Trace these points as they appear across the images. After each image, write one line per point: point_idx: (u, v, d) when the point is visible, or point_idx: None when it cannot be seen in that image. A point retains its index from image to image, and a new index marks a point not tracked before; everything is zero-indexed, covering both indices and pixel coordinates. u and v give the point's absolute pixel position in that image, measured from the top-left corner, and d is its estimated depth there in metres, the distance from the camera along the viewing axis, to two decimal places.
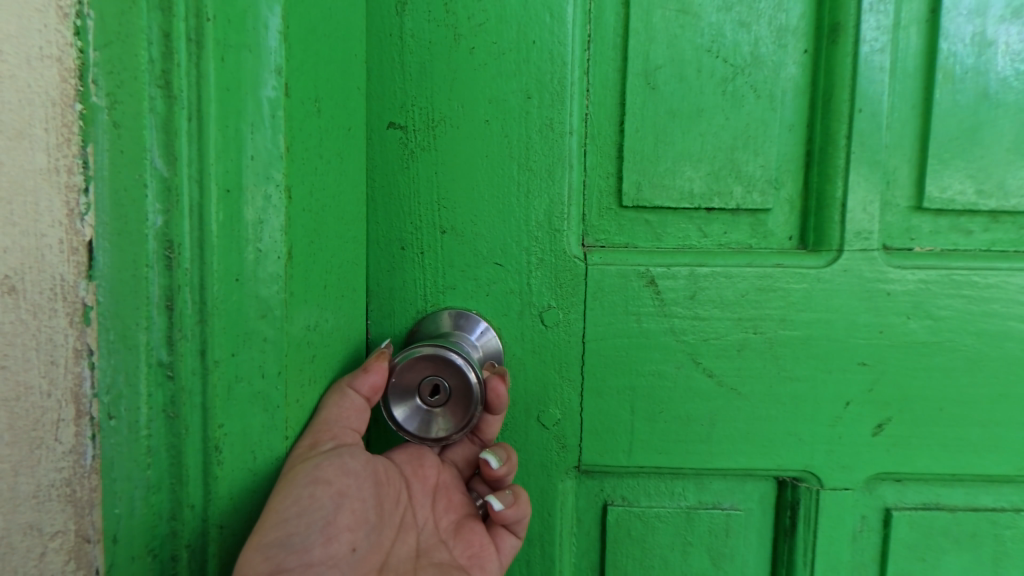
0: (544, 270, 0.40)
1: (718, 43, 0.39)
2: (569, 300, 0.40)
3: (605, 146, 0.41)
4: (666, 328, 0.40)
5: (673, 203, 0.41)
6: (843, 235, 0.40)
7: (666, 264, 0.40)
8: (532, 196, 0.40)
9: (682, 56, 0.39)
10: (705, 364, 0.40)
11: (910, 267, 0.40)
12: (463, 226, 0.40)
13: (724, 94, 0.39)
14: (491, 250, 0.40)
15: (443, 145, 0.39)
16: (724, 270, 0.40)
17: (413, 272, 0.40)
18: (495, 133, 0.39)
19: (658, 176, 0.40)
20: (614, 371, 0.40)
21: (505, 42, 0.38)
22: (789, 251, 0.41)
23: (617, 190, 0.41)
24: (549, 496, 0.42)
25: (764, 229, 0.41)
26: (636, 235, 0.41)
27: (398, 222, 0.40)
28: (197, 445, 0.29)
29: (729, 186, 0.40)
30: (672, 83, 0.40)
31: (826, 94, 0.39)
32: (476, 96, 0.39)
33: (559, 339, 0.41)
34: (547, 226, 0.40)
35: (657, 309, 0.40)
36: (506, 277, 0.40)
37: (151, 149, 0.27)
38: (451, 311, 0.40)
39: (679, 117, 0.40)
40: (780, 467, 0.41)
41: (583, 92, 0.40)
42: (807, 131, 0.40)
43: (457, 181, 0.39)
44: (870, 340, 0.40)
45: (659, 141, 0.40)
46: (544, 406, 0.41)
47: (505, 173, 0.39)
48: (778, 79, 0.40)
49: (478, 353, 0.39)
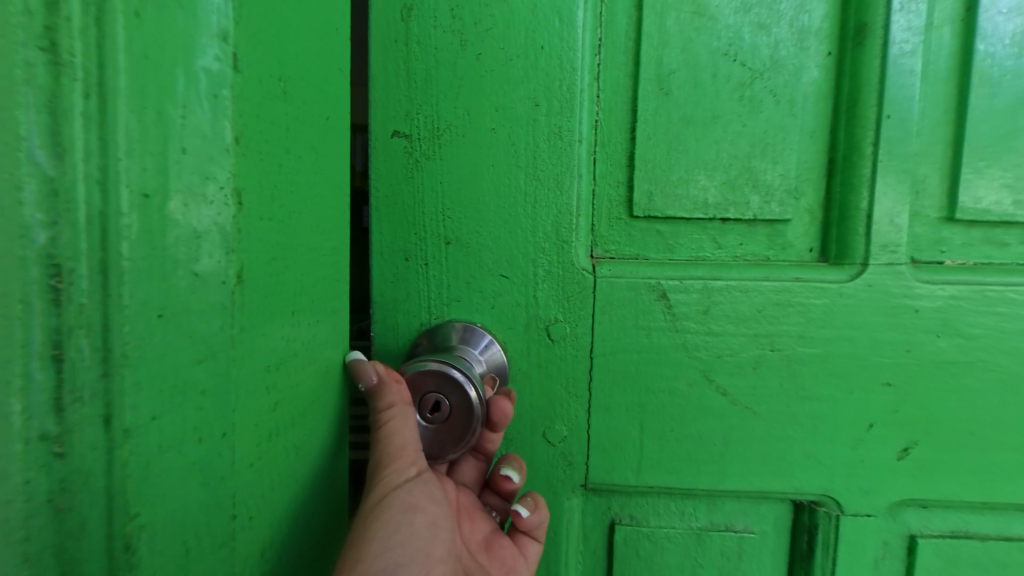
0: (551, 283, 0.39)
1: (736, 46, 0.37)
2: (577, 313, 0.39)
3: (615, 154, 0.39)
4: (678, 343, 0.39)
5: (686, 213, 0.39)
6: (868, 248, 0.38)
7: (678, 276, 0.39)
8: (539, 208, 0.38)
9: (697, 59, 0.38)
10: (718, 382, 0.39)
11: (939, 282, 0.38)
12: (468, 237, 0.39)
13: (741, 99, 0.38)
14: (497, 262, 0.39)
15: (448, 154, 0.38)
16: (739, 283, 0.38)
17: (418, 284, 0.40)
18: (502, 143, 0.38)
19: (670, 186, 0.39)
20: (623, 387, 0.39)
21: (512, 48, 0.37)
22: (809, 264, 0.39)
23: (627, 200, 0.39)
24: (555, 514, 0.41)
25: (782, 240, 0.39)
26: (647, 246, 0.40)
27: (402, 233, 0.39)
28: (99, 548, 0.22)
29: (745, 195, 0.39)
30: (686, 88, 0.38)
31: (850, 99, 0.37)
32: (482, 104, 0.38)
33: (565, 353, 0.39)
34: (554, 238, 0.39)
35: (668, 323, 0.38)
36: (511, 289, 0.39)
37: (26, 132, 0.19)
38: (455, 324, 0.39)
39: (693, 124, 0.38)
40: (797, 490, 0.39)
41: (592, 98, 0.38)
42: (830, 139, 0.38)
43: (464, 192, 0.38)
44: (894, 359, 0.38)
45: (671, 149, 0.38)
46: (549, 423, 0.40)
47: (512, 182, 0.38)
48: (799, 83, 0.38)
49: (482, 369, 0.38)
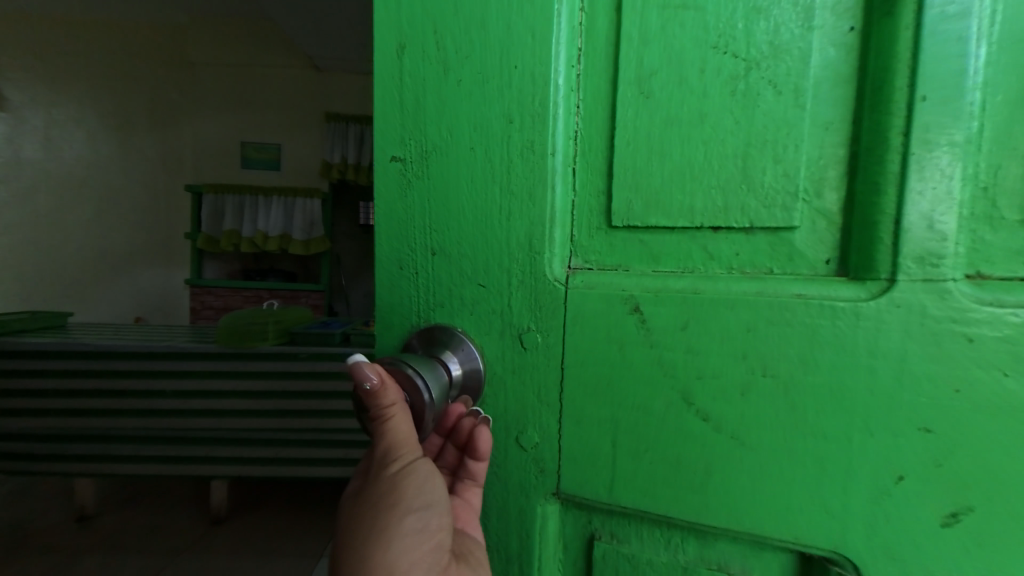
0: (524, 295, 0.38)
1: (727, 34, 0.33)
2: (551, 324, 0.38)
3: (595, 162, 0.37)
4: (654, 359, 0.35)
5: (670, 221, 0.35)
6: (896, 258, 0.31)
7: (657, 287, 0.35)
8: (512, 221, 0.37)
9: (683, 56, 0.34)
10: (699, 406, 0.35)
11: (1012, 304, 0.28)
12: (451, 249, 0.39)
13: (735, 94, 0.33)
14: (475, 272, 0.39)
15: (433, 171, 0.39)
16: (731, 300, 0.34)
17: (405, 291, 0.41)
18: (478, 160, 0.38)
19: (652, 193, 0.35)
20: (592, 401, 0.37)
21: (487, 70, 0.37)
22: (818, 279, 0.33)
23: (606, 209, 0.37)
24: (530, 519, 0.40)
25: (789, 250, 0.34)
26: (629, 256, 0.37)
27: (392, 243, 0.41)
28: None
29: (740, 200, 0.34)
30: (668, 87, 0.34)
31: (876, 80, 0.31)
32: (461, 122, 0.38)
33: (537, 363, 0.38)
34: (527, 253, 0.37)
35: (648, 338, 0.35)
36: (487, 298, 0.39)
37: None
38: (432, 326, 0.40)
39: (676, 124, 0.34)
40: (799, 539, 0.34)
41: (570, 109, 0.37)
42: (850, 130, 0.32)
43: (445, 207, 0.39)
44: (935, 399, 0.30)
45: (651, 153, 0.35)
46: (521, 427, 0.39)
47: (488, 197, 0.38)
48: (808, 68, 0.32)
49: (459, 373, 0.39)
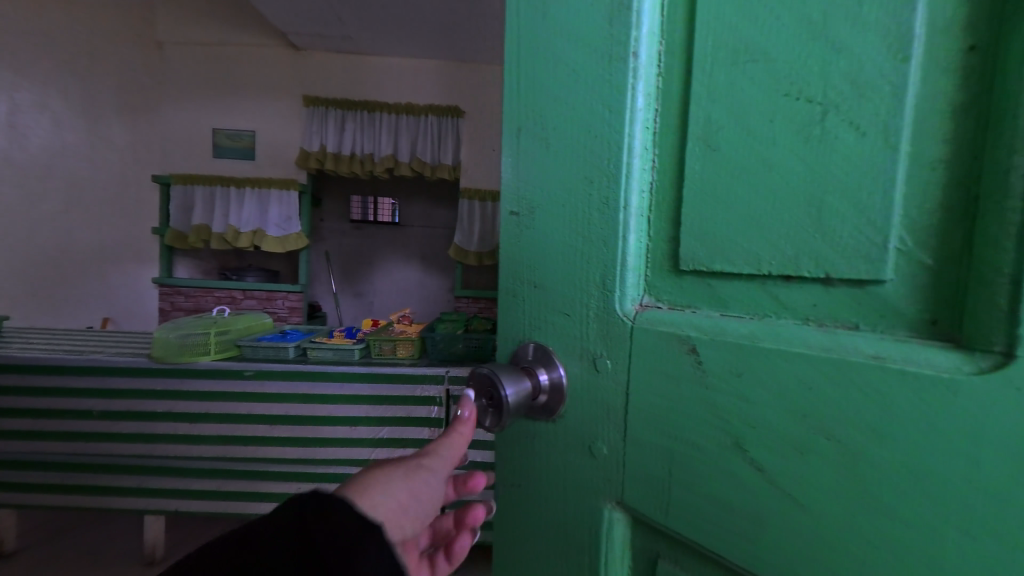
0: (598, 329, 0.37)
1: (799, 78, 0.27)
2: (623, 356, 0.36)
3: (664, 207, 0.35)
4: (705, 401, 0.31)
5: (735, 266, 0.31)
6: (1015, 329, 0.20)
7: (712, 331, 0.31)
8: (590, 263, 0.37)
9: (748, 109, 0.29)
10: (751, 457, 0.29)
11: None
12: (547, 286, 0.41)
13: (807, 135, 0.27)
14: (561, 306, 0.40)
15: (537, 219, 0.41)
16: (781, 349, 0.27)
17: (518, 315, 0.44)
18: (565, 210, 0.39)
19: (718, 239, 0.32)
20: (648, 425, 0.34)
21: (573, 133, 0.38)
22: (915, 342, 0.23)
23: (671, 253, 0.35)
24: (596, 527, 0.38)
25: (876, 308, 0.25)
26: (698, 298, 0.33)
27: (510, 274, 0.45)
28: None
29: (810, 245, 0.27)
30: (735, 137, 0.30)
31: (1001, 87, 0.20)
32: (555, 176, 0.40)
33: (609, 385, 0.37)
34: (603, 301, 0.37)
35: (714, 382, 0.30)
36: (569, 327, 0.39)
37: None
38: (534, 343, 0.42)
39: (741, 171, 0.30)
40: None
41: (648, 161, 0.35)
42: (965, 159, 0.22)
43: (542, 250, 0.41)
44: None
45: (712, 204, 0.32)
46: (593, 438, 0.38)
47: (571, 244, 0.39)
48: (904, 86, 0.23)
49: (547, 382, 0.41)
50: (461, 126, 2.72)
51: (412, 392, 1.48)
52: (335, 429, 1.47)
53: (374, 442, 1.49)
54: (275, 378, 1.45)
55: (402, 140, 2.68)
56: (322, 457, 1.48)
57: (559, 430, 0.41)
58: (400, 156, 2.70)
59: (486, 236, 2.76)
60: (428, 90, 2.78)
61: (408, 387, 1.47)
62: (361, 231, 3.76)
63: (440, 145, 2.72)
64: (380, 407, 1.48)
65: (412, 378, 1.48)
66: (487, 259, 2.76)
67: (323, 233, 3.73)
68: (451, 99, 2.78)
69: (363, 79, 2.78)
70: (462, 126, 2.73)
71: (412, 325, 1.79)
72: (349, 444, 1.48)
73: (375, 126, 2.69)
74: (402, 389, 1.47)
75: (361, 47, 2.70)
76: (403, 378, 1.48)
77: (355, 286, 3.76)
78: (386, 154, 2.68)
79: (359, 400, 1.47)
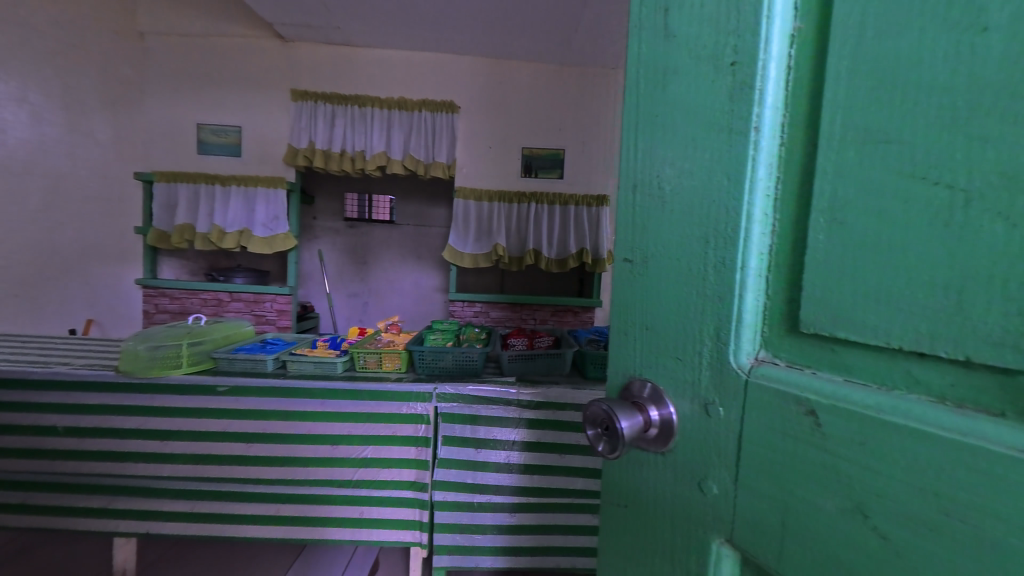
0: (711, 377, 0.33)
1: (955, 128, 0.22)
2: (738, 406, 0.31)
3: (781, 254, 0.30)
4: (822, 461, 0.27)
5: (862, 336, 0.26)
6: None
7: (831, 394, 0.26)
8: (703, 309, 0.33)
9: (868, 195, 0.25)
10: (878, 524, 0.24)
11: None
12: (658, 327, 0.37)
13: (950, 210, 0.22)
14: (670, 350, 0.36)
15: (651, 256, 0.38)
16: (914, 431, 0.22)
17: (626, 352, 0.41)
18: (679, 246, 0.35)
19: (842, 306, 0.27)
20: (759, 471, 0.30)
21: (693, 159, 0.34)
22: None
23: (791, 311, 0.30)
24: (701, 557, 0.34)
25: None
26: (821, 363, 0.28)
27: (618, 309, 0.42)
28: None
29: (957, 323, 0.22)
30: (863, 193, 0.25)
31: None
32: (669, 206, 0.36)
33: (719, 433, 0.32)
34: (715, 356, 0.32)
35: (834, 453, 0.26)
36: (677, 372, 0.35)
37: None
38: (645, 381, 0.38)
39: (872, 237, 0.25)
40: None
41: (770, 204, 0.30)
42: None
43: (653, 287, 0.38)
44: None
45: (832, 265, 0.27)
46: (703, 476, 0.34)
47: (683, 290, 0.35)
48: None
49: (658, 416, 0.36)
50: (456, 123, 2.63)
51: (397, 410, 1.43)
52: (317, 449, 1.43)
53: (357, 462, 1.44)
54: (255, 395, 1.42)
55: (394, 137, 2.58)
56: (304, 477, 1.44)
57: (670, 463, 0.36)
58: (392, 153, 2.59)
59: (481, 237, 2.67)
60: (420, 84, 2.65)
61: (391, 405, 1.43)
62: (354, 229, 3.66)
63: (434, 142, 2.62)
64: (363, 426, 1.43)
65: (396, 395, 1.43)
66: (482, 261, 2.67)
67: (316, 232, 3.63)
68: (445, 94, 2.65)
69: (353, 71, 2.64)
70: (457, 123, 2.64)
71: (399, 337, 1.75)
72: (332, 464, 1.44)
73: (365, 122, 2.59)
74: (386, 407, 1.43)
75: (350, 38, 2.55)
76: (388, 395, 1.43)
77: (348, 285, 3.69)
78: (378, 151, 2.59)
79: (342, 417, 1.43)
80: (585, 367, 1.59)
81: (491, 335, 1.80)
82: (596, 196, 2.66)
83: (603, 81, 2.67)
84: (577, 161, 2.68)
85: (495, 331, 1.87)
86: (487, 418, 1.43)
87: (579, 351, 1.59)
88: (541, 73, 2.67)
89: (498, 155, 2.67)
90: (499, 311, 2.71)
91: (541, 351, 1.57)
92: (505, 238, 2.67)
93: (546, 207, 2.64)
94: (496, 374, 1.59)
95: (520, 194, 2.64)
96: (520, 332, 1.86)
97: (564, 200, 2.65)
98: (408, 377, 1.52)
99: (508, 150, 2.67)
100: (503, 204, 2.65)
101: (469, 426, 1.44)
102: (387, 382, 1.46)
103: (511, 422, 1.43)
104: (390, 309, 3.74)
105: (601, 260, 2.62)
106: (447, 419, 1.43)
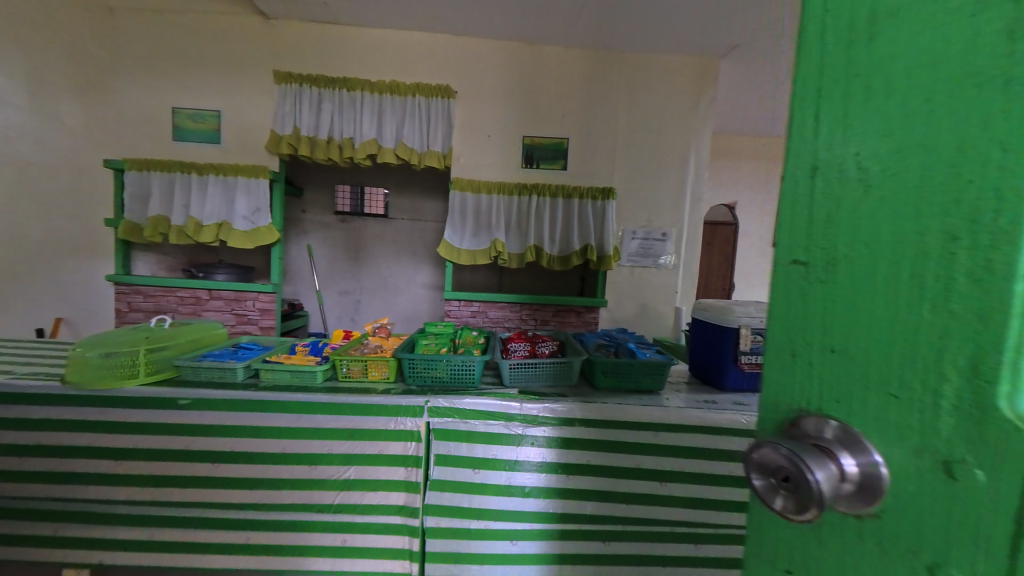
0: (955, 426, 0.29)
1: None
2: (1007, 474, 0.27)
3: None
4: None
5: None
6: None
7: None
8: (945, 343, 0.30)
9: None
10: None
11: None
12: (864, 358, 0.35)
13: None
14: (885, 386, 0.33)
15: (846, 277, 0.36)
16: None
17: (806, 380, 0.39)
18: (900, 274, 0.32)
19: None
20: None
21: (932, 170, 0.30)
22: None
23: None
24: None
25: None
26: None
27: (792, 334, 0.41)
28: None
29: None
30: None
31: None
32: (894, 224, 0.33)
33: (971, 496, 0.29)
34: (959, 398, 0.29)
35: None
36: (900, 415, 0.32)
37: None
38: (836, 422, 0.36)
39: None
40: None
41: None
42: None
43: (856, 315, 0.35)
44: None
45: None
46: (934, 546, 0.31)
47: (907, 321, 0.32)
48: None
49: (853, 471, 0.34)
50: (453, 110, 2.45)
51: (385, 426, 1.28)
52: (293, 470, 1.28)
53: (338, 485, 1.29)
54: (223, 409, 1.26)
55: (386, 123, 2.40)
56: (279, 502, 1.29)
57: (865, 522, 0.34)
58: (383, 141, 2.41)
59: (479, 232, 2.49)
60: (414, 66, 2.45)
61: (378, 421, 1.28)
62: (346, 223, 3.47)
63: (429, 130, 2.45)
64: (346, 444, 1.28)
65: (383, 410, 1.28)
66: (480, 258, 2.50)
67: (305, 227, 3.43)
68: (441, 77, 2.46)
69: (341, 52, 2.44)
70: (454, 109, 2.46)
71: (387, 342, 1.58)
72: (311, 486, 1.29)
73: (354, 107, 2.40)
74: (371, 422, 1.28)
75: (338, 15, 2.34)
76: (376, 409, 1.27)
77: (339, 282, 3.51)
78: (368, 138, 2.40)
79: (322, 435, 1.27)
80: (594, 377, 1.43)
81: (491, 340, 1.63)
82: (602, 189, 2.49)
83: (611, 65, 2.49)
84: (582, 151, 2.51)
85: (494, 335, 1.71)
86: (486, 435, 1.29)
87: (589, 359, 1.43)
88: (544, 55, 2.47)
89: (498, 144, 2.49)
90: (498, 312, 2.54)
91: (547, 359, 1.41)
92: (505, 233, 2.49)
93: (548, 201, 2.47)
94: (496, 384, 1.42)
95: (521, 186, 2.47)
96: (522, 336, 1.69)
97: (568, 192, 2.48)
98: (398, 388, 1.35)
99: (508, 139, 2.49)
100: (503, 197, 2.48)
101: (465, 445, 1.29)
102: (373, 394, 1.30)
103: (512, 440, 1.29)
104: (383, 308, 3.56)
105: (607, 257, 2.46)
106: (441, 437, 1.29)
